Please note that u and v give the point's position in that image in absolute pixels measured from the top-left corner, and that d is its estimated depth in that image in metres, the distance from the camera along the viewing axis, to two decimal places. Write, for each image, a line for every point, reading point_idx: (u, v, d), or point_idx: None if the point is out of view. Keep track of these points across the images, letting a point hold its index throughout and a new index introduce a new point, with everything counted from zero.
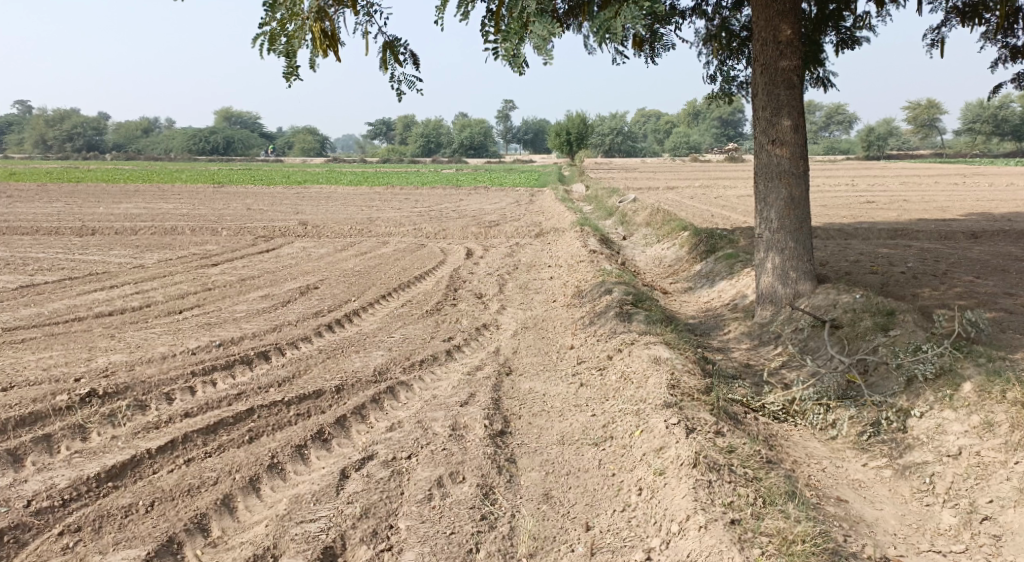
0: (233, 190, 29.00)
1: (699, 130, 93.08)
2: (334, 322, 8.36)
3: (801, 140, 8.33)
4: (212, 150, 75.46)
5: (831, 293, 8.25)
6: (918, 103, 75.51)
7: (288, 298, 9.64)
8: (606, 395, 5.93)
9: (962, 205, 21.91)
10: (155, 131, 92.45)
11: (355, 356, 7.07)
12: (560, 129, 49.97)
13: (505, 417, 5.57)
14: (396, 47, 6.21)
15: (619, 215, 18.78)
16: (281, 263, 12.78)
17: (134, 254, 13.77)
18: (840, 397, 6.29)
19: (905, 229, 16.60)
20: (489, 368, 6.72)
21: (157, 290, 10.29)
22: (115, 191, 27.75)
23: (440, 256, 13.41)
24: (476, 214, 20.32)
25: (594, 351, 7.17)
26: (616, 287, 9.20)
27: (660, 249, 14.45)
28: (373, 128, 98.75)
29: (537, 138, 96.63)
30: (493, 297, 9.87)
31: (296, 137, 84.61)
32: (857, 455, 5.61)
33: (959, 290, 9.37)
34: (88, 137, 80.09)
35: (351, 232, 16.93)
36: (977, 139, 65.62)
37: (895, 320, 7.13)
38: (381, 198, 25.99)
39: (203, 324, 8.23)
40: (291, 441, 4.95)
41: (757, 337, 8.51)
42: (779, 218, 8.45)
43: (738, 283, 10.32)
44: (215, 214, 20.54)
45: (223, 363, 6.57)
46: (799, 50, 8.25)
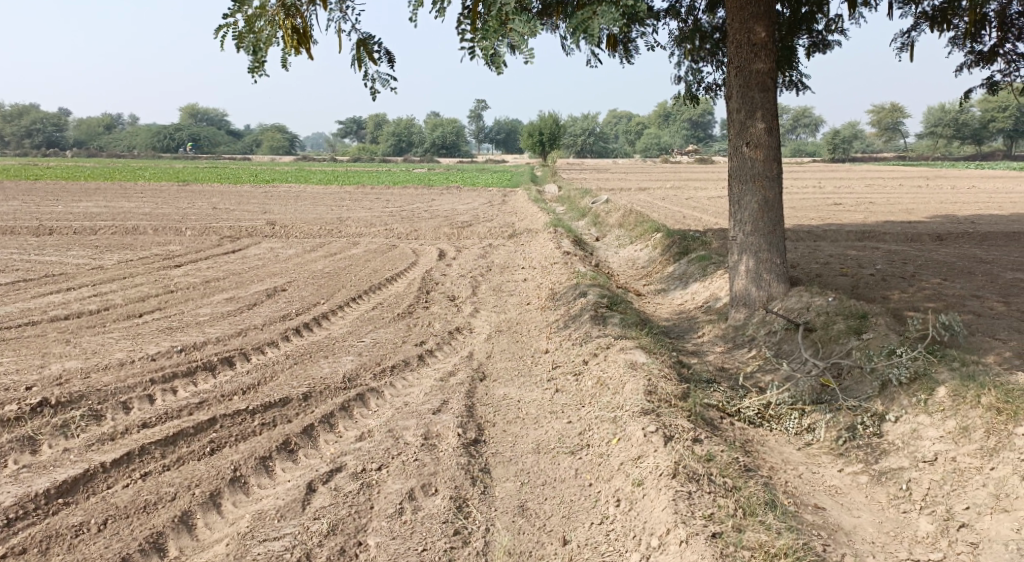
0: (200, 189, 28.53)
1: (669, 131, 93.63)
2: (302, 325, 8.24)
3: (775, 143, 8.31)
4: (178, 147, 74.34)
5: (804, 296, 8.24)
6: (883, 107, 76.67)
7: (255, 301, 9.46)
8: (582, 401, 5.82)
9: (927, 207, 22.21)
10: (118, 128, 90.89)
11: (324, 361, 6.93)
12: (533, 129, 49.83)
13: (478, 424, 5.45)
14: (371, 44, 6.11)
15: (592, 216, 18.75)
16: (247, 264, 12.54)
17: (94, 254, 13.43)
18: (815, 402, 6.25)
19: (874, 231, 16.76)
20: (462, 374, 6.59)
21: (118, 292, 10.03)
22: (77, 189, 27.17)
23: (411, 257, 13.26)
24: (448, 214, 20.17)
25: (569, 355, 7.07)
26: (590, 289, 9.12)
27: (633, 250, 14.41)
28: (344, 126, 98.07)
29: (509, 138, 96.58)
30: (466, 299, 9.74)
31: (264, 136, 83.70)
32: (832, 460, 5.54)
33: (929, 292, 9.41)
34: (49, 134, 78.50)
35: (321, 232, 16.71)
36: (940, 142, 66.76)
37: (868, 323, 7.12)
38: (351, 197, 25.73)
39: (164, 329, 8.14)
40: (255, 452, 4.82)
41: (731, 340, 8.48)
42: (752, 220, 8.43)
43: (711, 285, 10.29)
44: (179, 214, 20.17)
45: (184, 370, 6.55)
46: (773, 53, 8.22)
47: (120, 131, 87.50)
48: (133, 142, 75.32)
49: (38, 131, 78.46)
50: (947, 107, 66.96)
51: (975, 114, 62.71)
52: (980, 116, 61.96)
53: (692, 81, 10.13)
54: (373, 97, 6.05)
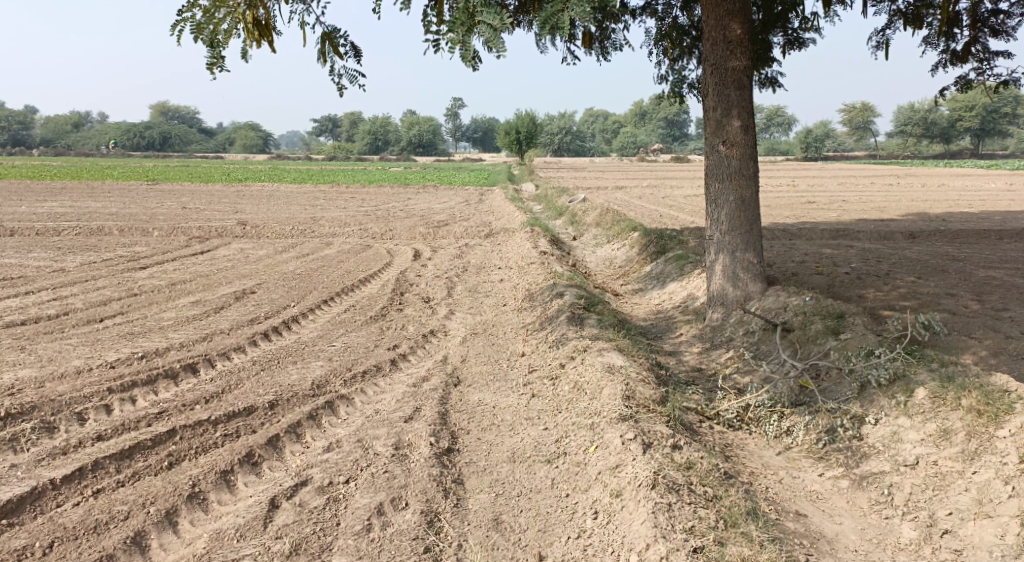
0: (170, 188, 28.02)
1: (645, 129, 93.91)
2: (271, 329, 7.97)
3: (751, 141, 8.21)
4: (148, 146, 73.20)
5: (781, 295, 8.15)
6: (854, 106, 77.49)
7: (222, 304, 9.20)
8: (558, 407, 5.66)
9: (899, 205, 22.37)
10: (87, 127, 89.43)
11: (293, 367, 6.69)
12: (509, 127, 49.66)
13: (451, 432, 5.26)
14: (336, 38, 5.90)
15: (569, 215, 18.61)
16: (216, 266, 12.25)
17: (56, 256, 13.06)
18: (794, 404, 6.14)
19: (848, 229, 16.80)
20: (435, 379, 6.40)
21: (80, 296, 9.71)
22: (43, 188, 26.53)
23: (385, 257, 13.04)
24: (424, 213, 19.93)
25: (545, 358, 6.90)
26: (567, 290, 8.98)
27: (610, 250, 14.29)
28: (319, 125, 97.26)
29: (486, 137, 96.37)
30: (441, 301, 9.54)
31: (237, 134, 82.75)
32: (813, 464, 5.41)
33: (905, 291, 9.37)
34: (15, 132, 77.01)
35: (293, 232, 16.42)
36: (910, 141, 67.60)
37: (846, 323, 7.03)
38: (325, 197, 25.40)
39: (125, 334, 7.87)
40: (216, 467, 4.65)
41: (709, 340, 8.36)
42: (729, 219, 8.32)
43: (688, 285, 10.18)
44: (148, 214, 19.75)
45: (144, 378, 6.32)
46: (749, 50, 8.12)
47: (89, 129, 85.93)
48: (102, 140, 73.97)
49: (3, 129, 76.86)
50: (917, 106, 67.89)
51: (944, 113, 63.64)
52: (948, 115, 62.88)
53: (674, 79, 10.03)
54: (341, 93, 5.85)
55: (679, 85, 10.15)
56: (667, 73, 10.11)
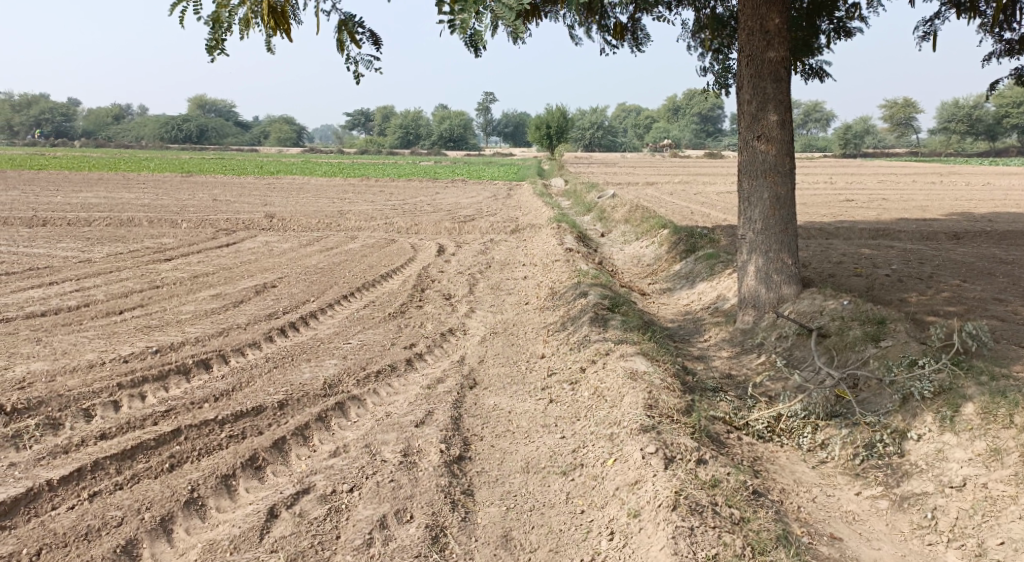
0: (202, 180, 28.17)
1: (679, 125, 92.84)
2: (288, 325, 7.80)
3: (788, 136, 7.84)
4: (185, 138, 74.12)
5: (817, 299, 7.78)
6: (895, 102, 75.72)
7: (241, 298, 9.05)
8: (577, 414, 5.39)
9: (941, 204, 21.70)
10: (126, 119, 90.85)
11: (305, 366, 6.49)
12: (541, 122, 49.32)
13: (464, 439, 5.02)
14: (354, 26, 5.68)
15: (598, 211, 18.27)
16: (239, 258, 12.15)
17: (83, 247, 13.05)
18: (829, 414, 5.79)
19: (888, 229, 16.25)
20: (451, 381, 6.15)
21: (100, 287, 9.63)
22: (78, 178, 26.84)
23: (409, 252, 12.84)
24: (452, 208, 19.76)
25: (566, 361, 6.63)
26: (591, 289, 8.69)
27: (639, 247, 13.95)
28: (352, 119, 97.76)
29: (518, 131, 96.05)
30: (462, 298, 9.31)
31: (272, 127, 83.43)
32: (849, 481, 5.07)
33: (948, 296, 8.92)
34: (56, 124, 78.59)
35: (319, 225, 16.32)
36: (951, 139, 65.92)
37: (886, 329, 6.65)
38: (354, 190, 25.34)
39: (142, 327, 7.74)
40: (217, 470, 4.47)
41: (739, 344, 8.03)
42: (763, 219, 7.97)
43: (719, 285, 9.83)
44: (177, 205, 19.79)
45: (154, 374, 6.16)
46: (788, 41, 7.75)
47: (128, 120, 87.15)
48: (140, 132, 74.98)
49: (46, 120, 78.42)
50: (961, 103, 66.18)
51: (988, 110, 61.89)
52: (993, 112, 61.20)
53: (718, 70, 9.67)
54: (357, 83, 5.66)
55: (725, 76, 9.78)
56: (710, 65, 9.75)
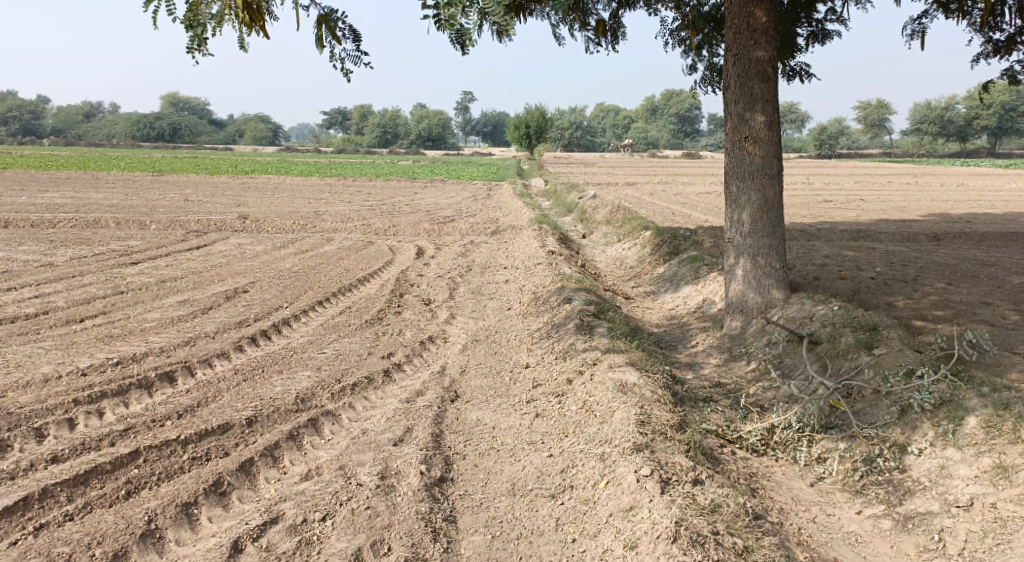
0: (174, 179, 27.56)
1: (657, 125, 93.02)
2: (259, 333, 7.45)
3: (776, 137, 7.63)
4: (158, 137, 73.02)
5: (806, 304, 7.57)
6: (869, 103, 76.35)
7: (210, 304, 8.68)
8: (564, 430, 5.11)
9: (919, 205, 21.72)
10: (97, 116, 89.28)
11: (276, 379, 6.14)
12: (519, 122, 49.01)
13: (445, 458, 4.72)
14: (333, 20, 5.38)
15: (578, 212, 18.03)
16: (210, 262, 11.74)
17: (47, 250, 12.57)
18: (825, 426, 5.57)
19: (869, 230, 16.16)
20: (431, 394, 5.84)
21: (62, 293, 9.20)
22: (45, 178, 26.17)
23: (387, 255, 12.51)
24: (430, 209, 19.41)
25: (551, 372, 6.35)
26: (576, 294, 8.42)
27: (620, 249, 13.72)
28: (329, 118, 96.88)
29: (496, 131, 95.70)
30: (442, 303, 8.99)
31: (247, 126, 82.39)
32: (849, 499, 4.85)
33: (936, 299, 8.76)
34: (25, 122, 77.10)
35: (294, 226, 15.92)
36: (924, 140, 66.62)
37: (880, 336, 6.43)
38: (330, 190, 24.91)
39: (103, 337, 7.34)
40: (177, 498, 4.17)
41: (728, 350, 7.80)
42: (751, 222, 7.75)
43: (704, 289, 9.61)
44: (147, 206, 19.27)
45: (114, 389, 5.80)
46: (775, 39, 7.53)
47: (100, 117, 85.66)
48: (111, 130, 73.66)
49: (14, 118, 76.95)
50: (933, 105, 66.95)
51: (960, 112, 62.57)
52: (964, 113, 61.95)
53: (703, 68, 9.44)
54: (346, 79, 5.22)
55: (711, 74, 9.55)
56: (696, 63, 9.53)
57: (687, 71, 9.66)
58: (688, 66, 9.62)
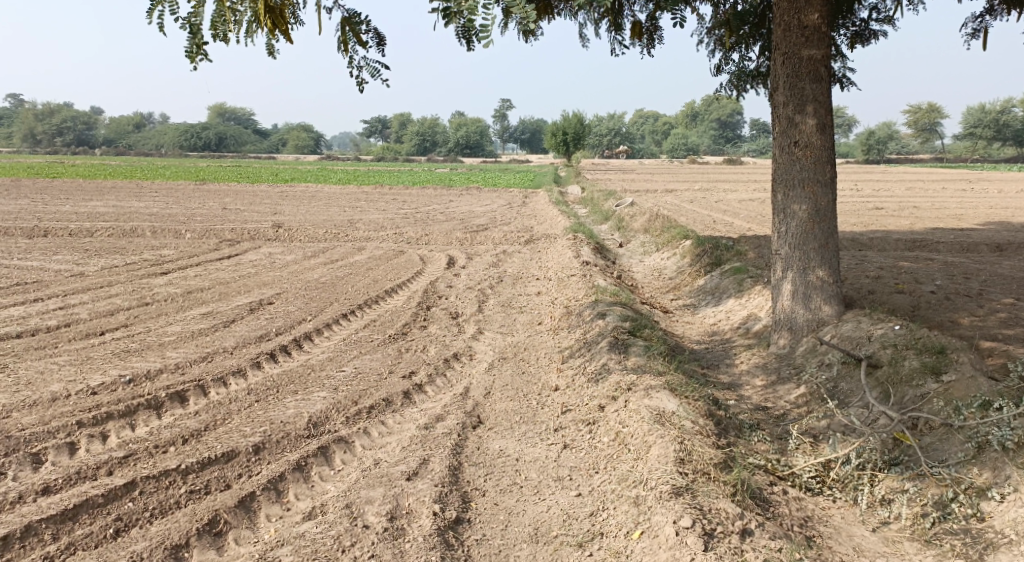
0: (215, 188, 27.60)
1: (699, 131, 91.73)
2: (278, 349, 7.10)
3: (829, 142, 7.08)
4: (204, 146, 74.10)
5: (862, 321, 6.99)
6: (919, 107, 74.26)
7: (233, 317, 8.37)
8: (595, 465, 4.65)
9: (975, 213, 20.72)
10: (146, 126, 91.18)
11: (290, 400, 5.75)
12: (557, 129, 48.51)
13: (462, 496, 4.31)
14: (357, 23, 5.02)
15: (615, 220, 17.48)
16: (239, 272, 11.48)
17: (78, 259, 12.45)
18: (889, 463, 5.15)
19: (924, 240, 15.35)
20: (452, 419, 5.41)
21: (85, 305, 8.99)
22: (90, 187, 26.38)
23: (418, 265, 12.14)
24: (465, 217, 19.06)
25: (583, 396, 5.88)
26: (612, 307, 7.94)
27: (659, 260, 13.16)
28: (370, 126, 97.68)
29: (536, 138, 95.34)
30: (470, 317, 8.57)
31: (290, 134, 83.30)
32: (919, 551, 4.39)
33: (1003, 317, 8.11)
34: (79, 132, 79.20)
35: (327, 235, 15.69)
36: (978, 145, 64.40)
37: (947, 360, 5.88)
38: (367, 198, 24.74)
39: (120, 351, 7.05)
40: (166, 539, 3.89)
41: (775, 370, 7.25)
42: (801, 233, 7.20)
43: (749, 303, 9.05)
44: (185, 214, 19.22)
45: (121, 410, 5.48)
46: (828, 37, 6.99)
47: (149, 127, 87.40)
48: (158, 140, 75.06)
49: (68, 129, 78.91)
50: (987, 108, 64.61)
51: (1017, 116, 60.36)
52: (1021, 118, 59.81)
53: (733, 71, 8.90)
54: (361, 89, 5.17)
55: (739, 78, 8.99)
56: (724, 64, 8.99)
57: (715, 72, 9.13)
58: (715, 67, 9.09)
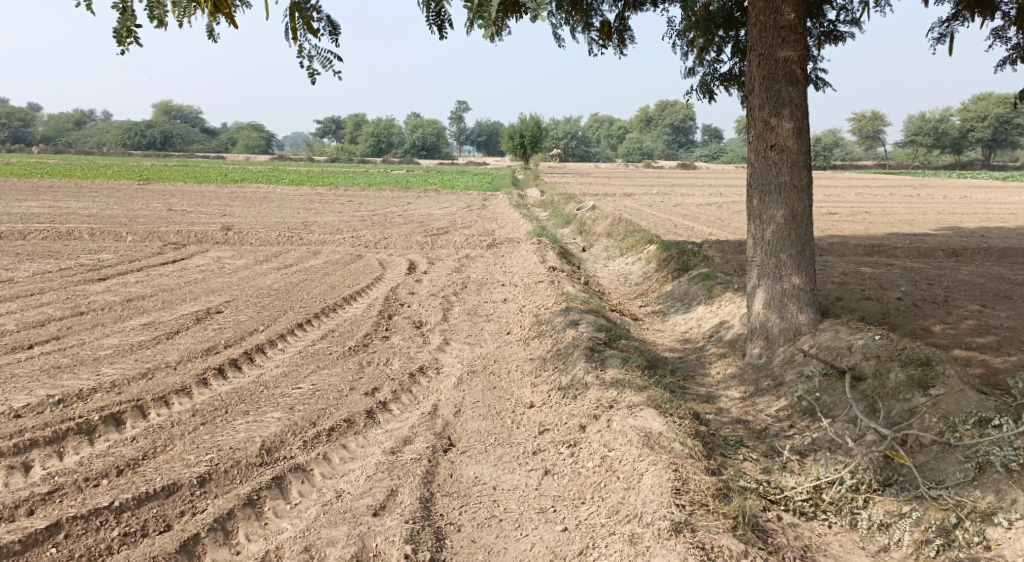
0: (161, 188, 26.54)
1: (652, 135, 92.50)
2: (227, 364, 6.56)
3: (806, 146, 6.83)
4: (150, 145, 71.82)
5: (841, 330, 6.74)
6: (864, 114, 76.05)
7: (177, 328, 7.76)
8: (580, 495, 4.32)
9: (927, 219, 21.00)
10: (89, 123, 88.16)
11: (240, 423, 5.23)
12: (513, 131, 48.18)
13: (435, 533, 3.94)
14: (308, 8, 4.55)
15: (577, 224, 17.18)
16: (185, 278, 10.82)
17: (10, 264, 11.62)
18: (883, 483, 4.88)
19: (882, 245, 15.36)
20: (419, 442, 4.96)
21: (14, 315, 8.29)
22: (27, 186, 25.10)
23: (377, 270, 11.62)
24: (424, 219, 18.58)
25: (560, 414, 5.48)
26: (583, 316, 7.56)
27: (624, 265, 12.88)
28: (322, 126, 96.27)
29: (491, 141, 95.05)
30: (434, 326, 8.13)
31: (240, 134, 81.45)
32: None
33: (975, 324, 7.99)
34: (16, 129, 76.17)
35: (280, 238, 15.05)
36: (919, 151, 66.09)
37: (934, 372, 5.65)
38: (321, 200, 24.04)
39: (50, 367, 6.42)
40: None
41: (753, 381, 6.96)
42: (777, 240, 6.93)
43: (721, 310, 8.78)
44: (128, 216, 18.31)
45: (48, 436, 4.91)
46: (804, 39, 6.75)
47: (92, 125, 84.65)
48: (101, 138, 72.65)
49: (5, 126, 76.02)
50: (929, 116, 66.35)
51: (956, 124, 62.08)
52: (959, 126, 61.59)
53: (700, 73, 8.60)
54: (313, 81, 4.70)
55: (705, 81, 8.71)
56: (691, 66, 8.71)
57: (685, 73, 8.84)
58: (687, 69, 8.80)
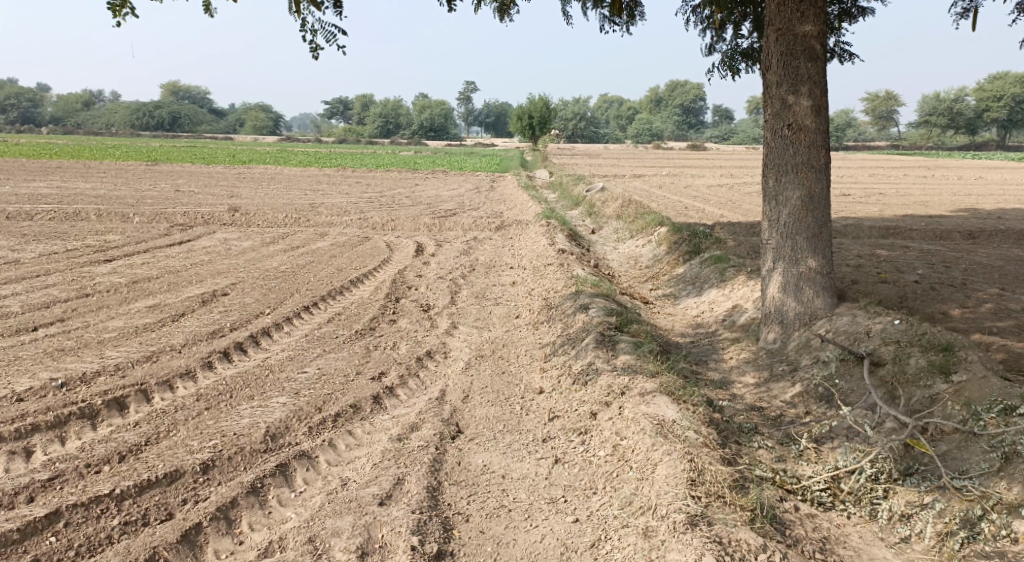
0: (168, 169, 26.41)
1: (662, 115, 91.73)
2: (232, 347, 6.45)
3: (824, 124, 6.63)
4: (158, 126, 71.64)
5: (859, 314, 6.57)
6: (877, 94, 75.09)
7: (183, 311, 7.66)
8: (592, 484, 4.21)
9: (942, 200, 20.68)
10: (97, 103, 88.07)
11: (245, 408, 5.12)
12: (522, 112, 47.76)
13: (443, 523, 3.83)
14: None
15: (586, 206, 16.97)
16: (190, 260, 10.70)
17: (15, 245, 11.53)
18: (903, 472, 4.74)
19: (897, 227, 15.12)
20: (427, 429, 4.85)
21: (18, 296, 8.20)
22: (35, 167, 25.02)
23: (384, 252, 11.48)
24: (431, 201, 18.40)
25: (570, 401, 5.35)
26: (593, 300, 7.41)
27: (634, 247, 12.70)
28: (330, 107, 95.84)
29: (500, 122, 94.47)
30: (442, 310, 7.99)
31: (248, 115, 81.20)
32: None
33: (994, 308, 7.80)
34: (24, 110, 76.10)
35: (287, 219, 14.92)
36: (933, 132, 65.24)
37: (956, 358, 5.49)
38: (328, 181, 23.87)
39: (54, 349, 6.34)
40: None
41: (767, 366, 6.81)
42: (793, 221, 6.75)
43: (734, 294, 8.60)
44: (135, 197, 18.21)
45: (49, 421, 4.82)
46: (824, 13, 6.53)
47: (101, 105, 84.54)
48: (110, 119, 72.59)
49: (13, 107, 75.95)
50: (943, 96, 65.42)
51: (970, 103, 61.14)
52: (974, 106, 60.73)
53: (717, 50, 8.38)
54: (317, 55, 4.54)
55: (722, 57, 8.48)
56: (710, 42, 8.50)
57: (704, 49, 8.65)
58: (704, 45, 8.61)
